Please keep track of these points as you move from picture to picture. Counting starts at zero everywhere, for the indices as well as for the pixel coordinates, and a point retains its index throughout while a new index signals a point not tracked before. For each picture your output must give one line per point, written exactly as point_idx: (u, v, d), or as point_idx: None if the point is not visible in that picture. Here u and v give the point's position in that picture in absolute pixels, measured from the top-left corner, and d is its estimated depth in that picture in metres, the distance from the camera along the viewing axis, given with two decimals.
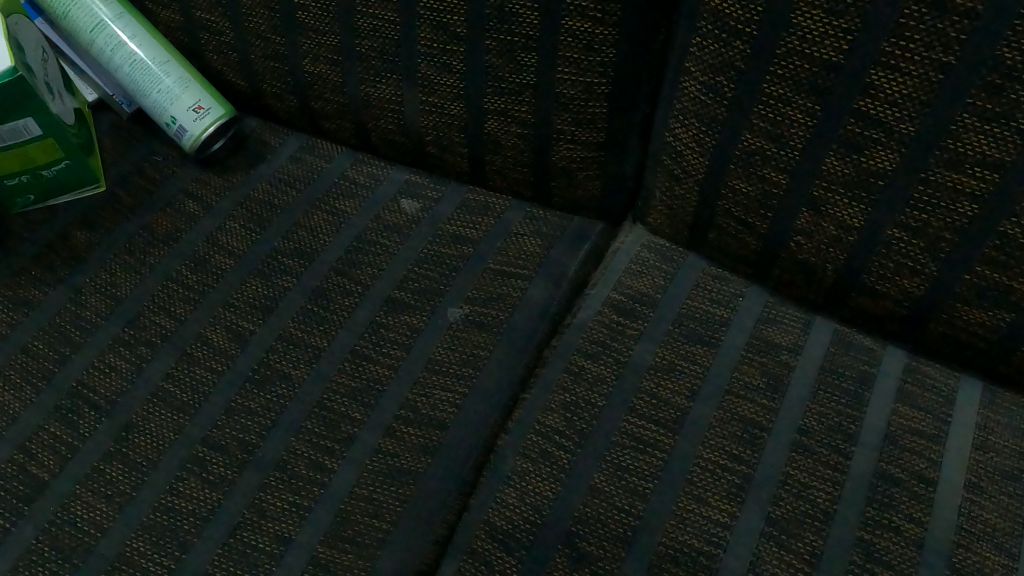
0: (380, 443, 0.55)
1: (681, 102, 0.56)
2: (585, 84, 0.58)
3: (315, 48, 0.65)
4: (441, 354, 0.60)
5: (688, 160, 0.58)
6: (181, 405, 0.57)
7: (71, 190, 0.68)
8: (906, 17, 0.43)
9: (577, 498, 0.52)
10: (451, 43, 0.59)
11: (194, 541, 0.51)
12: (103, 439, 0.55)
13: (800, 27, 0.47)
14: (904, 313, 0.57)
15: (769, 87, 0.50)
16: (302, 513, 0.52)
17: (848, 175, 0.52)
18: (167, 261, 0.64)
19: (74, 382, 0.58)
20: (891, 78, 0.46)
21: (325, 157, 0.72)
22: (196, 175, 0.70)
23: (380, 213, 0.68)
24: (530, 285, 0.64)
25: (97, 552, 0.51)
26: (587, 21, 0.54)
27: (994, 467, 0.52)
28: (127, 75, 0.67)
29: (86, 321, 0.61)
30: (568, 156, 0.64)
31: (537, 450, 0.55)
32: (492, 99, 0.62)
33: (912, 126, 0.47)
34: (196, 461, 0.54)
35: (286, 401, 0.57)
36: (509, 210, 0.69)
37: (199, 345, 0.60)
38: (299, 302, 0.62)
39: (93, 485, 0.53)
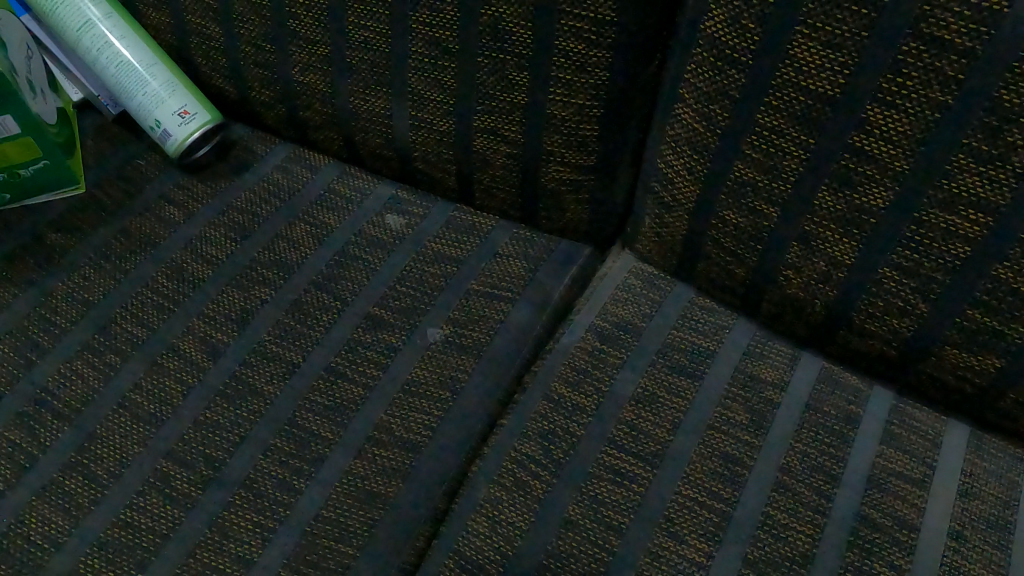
0: (351, 465, 0.54)
1: (674, 128, 0.55)
2: (577, 107, 0.57)
3: (305, 57, 0.64)
4: (418, 376, 0.58)
5: (678, 188, 0.57)
6: (148, 417, 0.55)
7: (49, 190, 0.66)
8: (904, 54, 0.42)
9: (551, 531, 0.50)
10: (443, 59, 0.58)
11: (152, 559, 0.49)
12: (64, 448, 0.53)
13: (797, 58, 0.46)
14: (892, 354, 0.56)
15: (763, 118, 0.50)
16: (265, 535, 0.50)
17: (840, 211, 0.51)
18: (143, 268, 0.63)
19: (39, 388, 0.56)
20: (886, 115, 0.45)
21: (313, 168, 0.71)
22: (178, 181, 0.69)
23: (365, 228, 0.67)
24: (514, 308, 0.62)
25: (49, 566, 0.49)
26: (582, 42, 0.53)
27: (979, 516, 0.50)
28: (112, 76, 0.66)
29: (56, 325, 0.59)
30: (558, 178, 0.63)
31: (511, 478, 0.53)
32: (483, 117, 0.61)
33: (906, 164, 0.46)
34: (159, 476, 0.52)
35: (256, 417, 0.55)
36: (496, 230, 0.67)
37: (170, 355, 0.58)
38: (276, 315, 0.61)
39: (51, 496, 0.51)
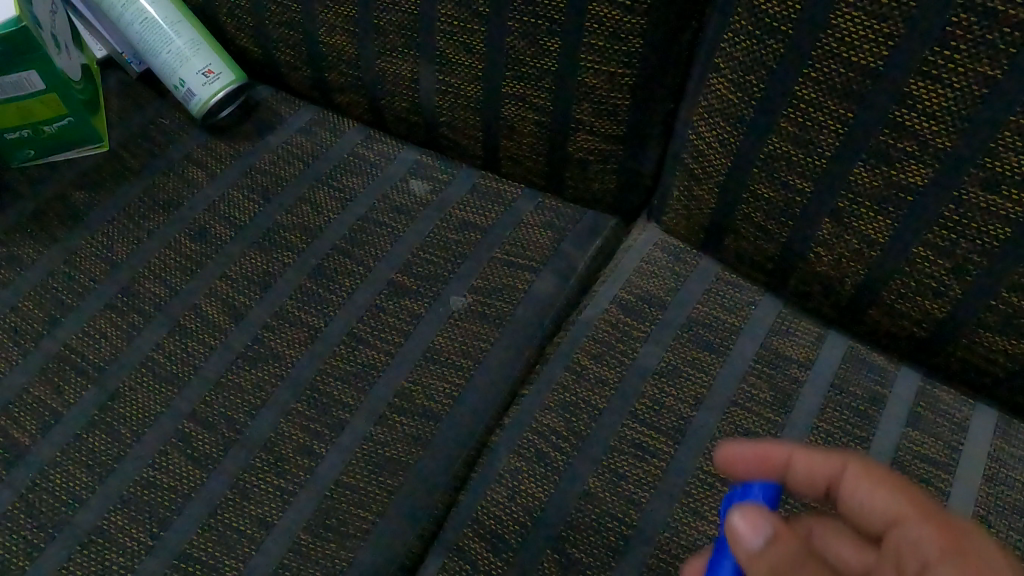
0: (371, 431, 0.54)
1: (707, 99, 0.53)
2: (608, 74, 0.55)
3: (331, 17, 0.63)
4: (440, 344, 0.58)
5: (709, 160, 0.56)
6: (170, 378, 0.55)
7: (72, 147, 0.66)
8: (953, 25, 0.41)
9: (570, 502, 0.50)
10: (472, 22, 0.57)
11: (173, 518, 0.50)
12: (87, 407, 0.54)
13: (839, 29, 0.44)
14: (922, 335, 0.55)
15: (802, 90, 0.48)
16: (286, 498, 0.51)
17: (877, 188, 0.49)
18: (166, 227, 0.63)
19: (62, 346, 0.56)
20: (931, 89, 0.43)
21: (336, 131, 0.70)
22: (202, 141, 0.69)
23: (389, 192, 0.66)
24: (538, 278, 0.62)
25: (73, 522, 0.49)
26: (616, 7, 0.51)
27: (1004, 502, 0.50)
28: (137, 33, 0.65)
29: (80, 284, 0.59)
30: (586, 147, 0.61)
31: (532, 449, 0.53)
32: (511, 83, 0.59)
33: (949, 141, 0.45)
34: (181, 436, 0.53)
35: (277, 380, 0.55)
36: (521, 199, 0.67)
37: (192, 316, 0.58)
38: (298, 279, 0.60)
39: (74, 453, 0.52)
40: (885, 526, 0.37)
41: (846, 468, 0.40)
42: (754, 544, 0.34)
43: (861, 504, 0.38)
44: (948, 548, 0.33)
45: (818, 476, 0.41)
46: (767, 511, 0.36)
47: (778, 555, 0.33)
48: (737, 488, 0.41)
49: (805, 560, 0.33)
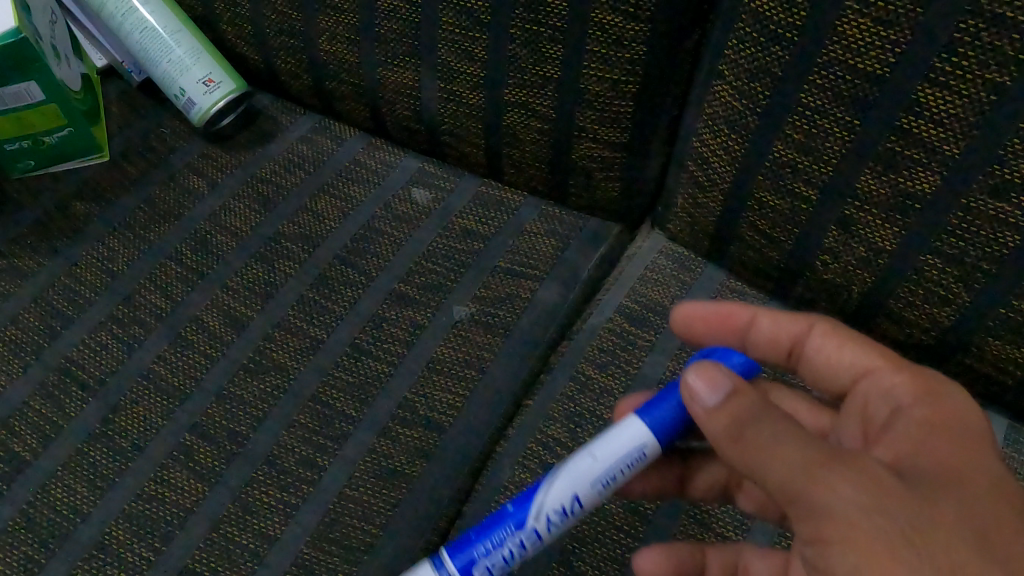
0: (374, 443, 0.53)
1: (712, 106, 0.53)
2: (612, 81, 0.55)
3: (332, 25, 0.63)
4: (443, 354, 0.57)
5: (714, 168, 0.56)
6: (171, 390, 0.55)
7: (72, 157, 0.66)
8: (961, 32, 0.40)
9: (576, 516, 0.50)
10: (474, 29, 0.57)
11: (175, 533, 0.49)
12: (88, 420, 0.53)
13: (845, 35, 0.44)
14: (930, 344, 0.54)
15: (807, 98, 0.48)
16: (289, 512, 0.50)
17: (884, 196, 0.49)
18: (167, 238, 0.62)
19: (63, 358, 0.56)
20: (939, 96, 0.43)
21: (338, 140, 0.70)
22: (202, 150, 0.68)
23: (391, 201, 0.66)
24: (541, 287, 0.61)
25: (75, 538, 0.49)
26: (619, 14, 0.51)
27: None
28: (137, 42, 0.65)
29: (80, 296, 0.59)
30: (589, 155, 0.61)
31: (537, 461, 0.53)
32: (514, 91, 0.59)
33: (958, 149, 0.44)
34: (183, 450, 0.52)
35: (280, 392, 0.55)
36: (525, 207, 0.66)
37: (194, 328, 0.58)
38: (300, 289, 0.60)
39: (76, 468, 0.51)
40: (851, 377, 0.45)
41: (813, 328, 0.47)
42: (710, 399, 0.36)
43: (828, 356, 0.46)
44: (922, 392, 0.40)
45: (783, 339, 0.48)
46: (723, 369, 0.37)
47: (736, 406, 0.35)
48: (716, 349, 0.44)
49: (762, 409, 0.35)
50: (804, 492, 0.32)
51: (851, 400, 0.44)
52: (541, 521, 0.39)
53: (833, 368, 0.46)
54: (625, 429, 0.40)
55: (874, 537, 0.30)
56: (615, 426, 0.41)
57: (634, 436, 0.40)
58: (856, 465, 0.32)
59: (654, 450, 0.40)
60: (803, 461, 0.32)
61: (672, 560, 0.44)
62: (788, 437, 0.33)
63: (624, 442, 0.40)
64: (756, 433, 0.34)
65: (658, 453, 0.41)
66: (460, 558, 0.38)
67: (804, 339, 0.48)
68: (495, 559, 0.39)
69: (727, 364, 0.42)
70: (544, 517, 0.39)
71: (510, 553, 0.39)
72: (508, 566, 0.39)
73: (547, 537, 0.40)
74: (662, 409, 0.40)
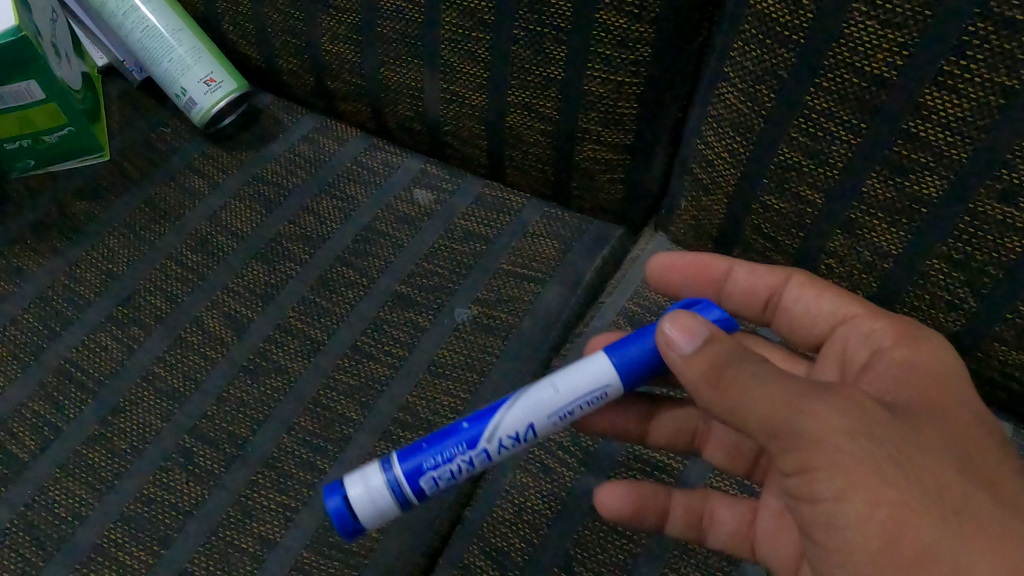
0: (375, 447, 0.53)
1: (716, 109, 0.53)
2: (616, 83, 0.54)
3: (334, 25, 0.62)
4: (445, 357, 0.57)
5: (718, 171, 0.55)
6: (171, 392, 0.54)
7: (72, 157, 0.65)
8: (970, 35, 0.40)
9: (579, 520, 0.50)
10: (477, 30, 0.56)
11: (174, 536, 0.49)
12: (88, 422, 0.53)
13: (852, 38, 0.43)
14: None
15: (813, 101, 0.47)
16: (288, 515, 0.50)
17: (890, 200, 0.48)
18: (168, 238, 0.62)
19: (63, 359, 0.55)
20: (946, 99, 0.42)
21: (340, 140, 0.69)
22: (203, 150, 0.68)
23: (393, 202, 0.65)
24: (544, 289, 0.61)
25: (73, 540, 0.48)
26: (623, 15, 0.50)
27: None
28: (138, 41, 0.65)
29: (80, 296, 0.58)
30: (592, 157, 0.61)
31: (538, 466, 0.52)
32: (517, 92, 0.59)
33: (965, 153, 0.44)
34: (182, 452, 0.52)
35: (280, 394, 0.55)
36: (527, 209, 0.66)
37: (194, 329, 0.57)
38: (301, 290, 0.60)
39: (74, 469, 0.51)
40: (827, 324, 0.49)
41: (789, 279, 0.51)
42: (687, 346, 0.37)
43: (806, 305, 0.50)
44: (898, 334, 0.44)
45: (760, 290, 0.52)
46: (698, 317, 0.38)
47: (713, 352, 0.36)
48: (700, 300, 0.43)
49: (739, 352, 0.36)
50: (790, 423, 0.34)
51: (829, 345, 0.48)
52: (493, 443, 0.40)
53: (810, 314, 0.50)
54: (592, 365, 0.41)
55: (861, 462, 0.33)
56: (584, 360, 0.41)
57: (599, 374, 0.40)
58: (836, 394, 0.34)
59: (616, 390, 0.41)
60: (789, 397, 0.34)
61: (634, 494, 0.46)
62: (766, 377, 0.35)
63: (590, 377, 0.40)
64: (736, 374, 0.35)
65: (620, 393, 0.41)
66: (408, 466, 0.40)
67: (779, 290, 0.51)
68: (442, 474, 0.40)
69: (703, 316, 0.41)
70: (496, 440, 0.40)
71: (458, 469, 0.40)
72: (456, 481, 0.41)
73: (496, 458, 0.41)
74: (628, 350, 0.41)
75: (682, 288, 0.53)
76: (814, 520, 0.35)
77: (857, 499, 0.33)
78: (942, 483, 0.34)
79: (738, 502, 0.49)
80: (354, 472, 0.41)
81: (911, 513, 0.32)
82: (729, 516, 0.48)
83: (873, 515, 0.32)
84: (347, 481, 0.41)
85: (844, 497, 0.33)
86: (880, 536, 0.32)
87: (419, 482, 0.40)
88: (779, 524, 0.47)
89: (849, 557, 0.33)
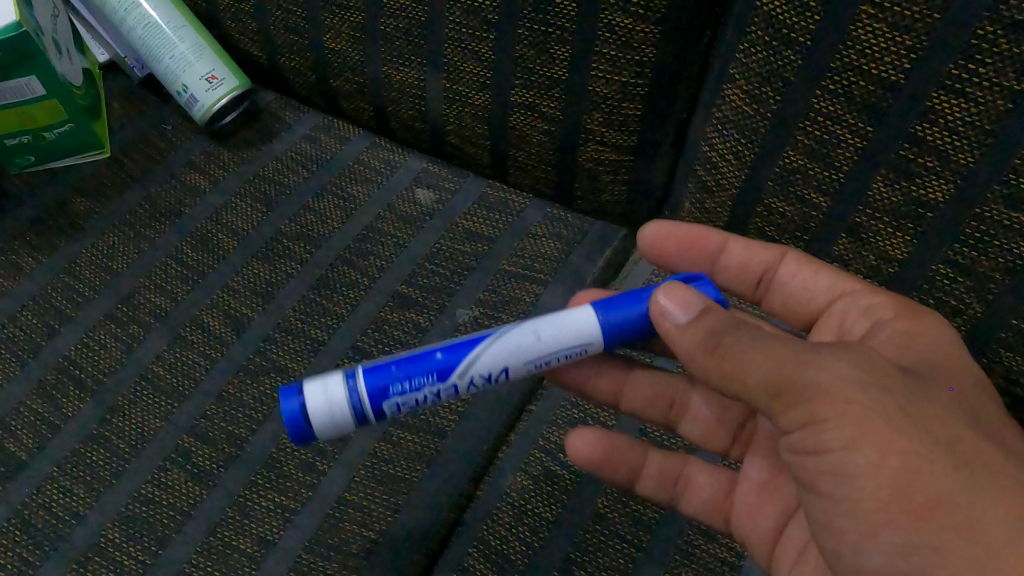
0: (375, 448, 0.52)
1: (721, 111, 0.52)
2: (620, 84, 0.54)
3: (337, 23, 0.62)
4: None
5: (722, 173, 0.55)
6: (170, 391, 0.54)
7: (73, 153, 0.65)
8: (979, 38, 0.39)
9: (579, 524, 0.49)
10: (481, 29, 0.56)
11: (171, 536, 0.49)
12: (86, 420, 0.52)
13: (859, 40, 0.43)
14: None
15: (819, 104, 0.47)
16: (287, 516, 0.49)
17: (896, 204, 0.48)
18: (168, 236, 0.62)
19: (62, 357, 0.55)
20: (955, 103, 0.42)
21: (342, 139, 0.69)
22: (204, 147, 0.67)
23: (395, 202, 0.65)
24: (546, 290, 0.60)
25: (70, 540, 0.48)
26: (628, 16, 0.50)
27: None
28: (140, 38, 0.64)
29: (79, 294, 0.58)
30: (596, 158, 0.60)
31: (539, 468, 0.52)
32: (521, 92, 0.58)
33: (973, 157, 0.43)
34: (181, 452, 0.52)
35: (279, 395, 0.54)
36: (530, 209, 0.65)
37: (194, 328, 0.57)
38: (301, 290, 0.59)
39: (72, 468, 0.51)
40: (825, 298, 0.50)
41: (783, 257, 0.51)
42: (682, 317, 0.39)
43: (803, 281, 0.51)
44: (898, 307, 0.44)
45: (755, 265, 0.52)
46: (693, 291, 0.40)
47: (708, 323, 0.38)
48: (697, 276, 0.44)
49: (733, 322, 0.38)
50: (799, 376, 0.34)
51: (826, 318, 0.50)
52: (464, 379, 0.42)
53: (806, 290, 0.51)
54: (578, 320, 0.42)
55: (871, 413, 0.33)
56: (572, 312, 0.43)
57: (585, 333, 0.42)
58: (840, 352, 0.35)
59: (594, 350, 0.43)
60: (792, 355, 0.34)
61: (605, 442, 0.48)
62: (765, 341, 0.36)
63: (574, 333, 0.42)
64: (731, 341, 0.37)
65: (597, 350, 0.43)
66: (375, 385, 0.40)
67: (774, 266, 0.52)
68: (406, 400, 0.41)
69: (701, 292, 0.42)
70: (468, 377, 0.41)
71: (423, 398, 0.42)
72: (415, 408, 0.42)
73: (462, 392, 0.43)
74: (617, 312, 0.42)
75: (676, 257, 0.53)
76: (820, 472, 0.34)
77: (868, 448, 0.32)
78: (948, 433, 0.34)
79: (716, 470, 0.50)
80: (315, 378, 0.41)
81: (921, 460, 0.32)
82: (706, 485, 0.49)
83: (885, 462, 0.32)
84: (305, 386, 0.41)
85: (855, 446, 0.33)
86: (893, 484, 0.32)
87: (382, 406, 0.41)
88: (757, 500, 0.47)
89: (857, 505, 0.33)
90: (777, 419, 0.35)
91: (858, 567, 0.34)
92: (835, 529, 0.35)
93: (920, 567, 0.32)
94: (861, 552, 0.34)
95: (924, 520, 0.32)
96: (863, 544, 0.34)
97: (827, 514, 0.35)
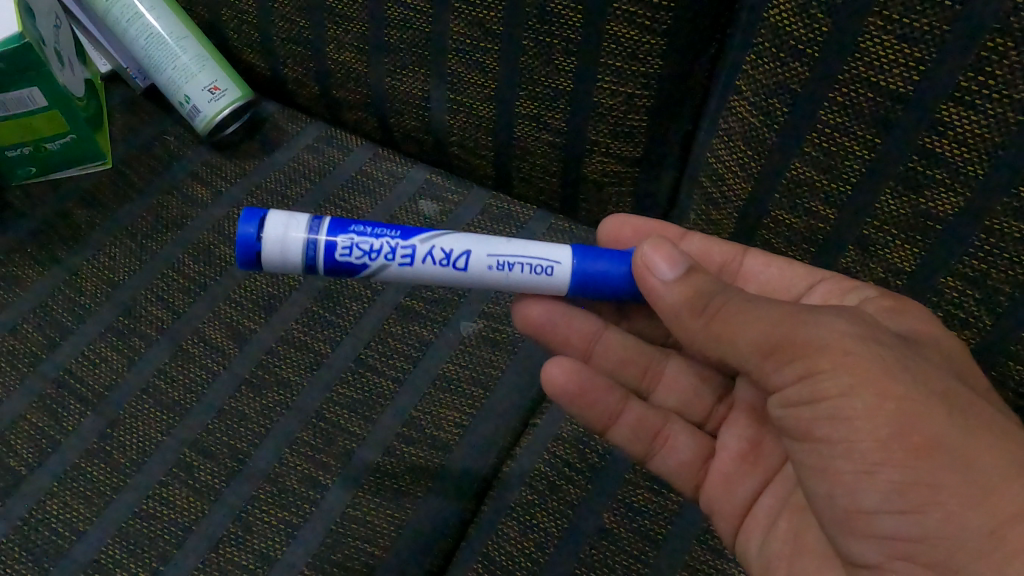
0: (379, 462, 0.52)
1: (728, 122, 0.52)
2: (626, 95, 0.54)
3: (340, 35, 0.62)
4: (450, 371, 0.56)
5: (728, 185, 0.54)
6: (171, 405, 0.53)
7: (75, 164, 0.65)
8: (989, 50, 0.39)
9: (584, 540, 0.49)
10: (485, 40, 0.56)
11: (172, 552, 0.48)
12: (86, 434, 0.52)
13: (867, 52, 0.43)
14: None
15: (827, 116, 0.46)
16: (290, 531, 0.49)
17: (905, 217, 0.47)
18: (169, 248, 0.61)
19: (62, 370, 0.55)
20: (964, 115, 0.41)
21: (345, 149, 0.69)
22: (206, 158, 0.67)
23: (397, 214, 0.64)
24: None
25: (69, 555, 0.47)
26: (634, 27, 0.50)
27: None
28: (142, 48, 0.64)
29: (80, 307, 0.57)
30: (601, 169, 0.60)
31: (544, 483, 0.51)
32: (525, 103, 0.58)
33: (983, 168, 0.43)
34: (182, 466, 0.51)
35: (282, 408, 0.54)
36: (534, 222, 0.65)
37: (195, 341, 0.56)
38: (303, 302, 0.59)
39: (73, 482, 0.50)
40: (800, 287, 0.51)
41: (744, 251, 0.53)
42: (670, 274, 0.40)
43: (778, 270, 0.52)
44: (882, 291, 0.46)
45: (715, 254, 0.53)
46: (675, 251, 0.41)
47: (697, 284, 0.39)
48: None
49: (716, 282, 0.40)
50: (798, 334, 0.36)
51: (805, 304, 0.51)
52: (425, 244, 0.43)
53: (784, 278, 0.52)
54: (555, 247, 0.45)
55: (868, 362, 0.34)
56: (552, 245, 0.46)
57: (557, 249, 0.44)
58: (836, 312, 0.37)
59: (557, 279, 0.44)
60: (785, 317, 0.36)
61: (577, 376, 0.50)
62: (752, 301, 0.38)
63: (546, 245, 0.45)
64: (722, 304, 0.38)
65: (562, 283, 0.44)
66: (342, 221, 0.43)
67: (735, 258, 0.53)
68: (361, 242, 0.43)
69: None
70: (430, 243, 0.43)
71: (378, 247, 0.43)
72: (365, 261, 0.43)
73: (415, 266, 0.43)
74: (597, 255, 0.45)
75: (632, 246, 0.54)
76: (815, 419, 0.35)
77: (867, 393, 0.34)
78: (959, 413, 0.34)
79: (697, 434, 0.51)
80: None
81: (918, 417, 0.33)
82: (687, 448, 0.50)
83: (883, 405, 0.33)
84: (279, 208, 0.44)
85: (853, 391, 0.34)
86: (891, 426, 0.33)
87: (337, 241, 0.42)
88: (735, 471, 0.48)
89: (855, 446, 0.34)
90: (773, 380, 0.37)
91: (852, 508, 0.35)
92: (831, 472, 0.35)
93: (912, 503, 0.33)
94: (855, 493, 0.34)
95: (920, 465, 0.33)
96: (858, 484, 0.34)
97: (823, 458, 0.36)
